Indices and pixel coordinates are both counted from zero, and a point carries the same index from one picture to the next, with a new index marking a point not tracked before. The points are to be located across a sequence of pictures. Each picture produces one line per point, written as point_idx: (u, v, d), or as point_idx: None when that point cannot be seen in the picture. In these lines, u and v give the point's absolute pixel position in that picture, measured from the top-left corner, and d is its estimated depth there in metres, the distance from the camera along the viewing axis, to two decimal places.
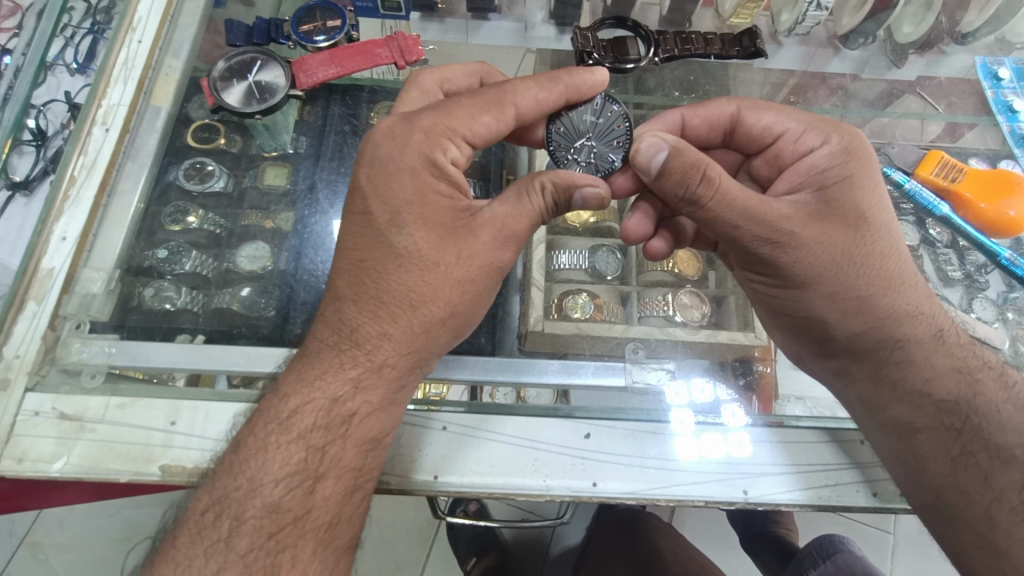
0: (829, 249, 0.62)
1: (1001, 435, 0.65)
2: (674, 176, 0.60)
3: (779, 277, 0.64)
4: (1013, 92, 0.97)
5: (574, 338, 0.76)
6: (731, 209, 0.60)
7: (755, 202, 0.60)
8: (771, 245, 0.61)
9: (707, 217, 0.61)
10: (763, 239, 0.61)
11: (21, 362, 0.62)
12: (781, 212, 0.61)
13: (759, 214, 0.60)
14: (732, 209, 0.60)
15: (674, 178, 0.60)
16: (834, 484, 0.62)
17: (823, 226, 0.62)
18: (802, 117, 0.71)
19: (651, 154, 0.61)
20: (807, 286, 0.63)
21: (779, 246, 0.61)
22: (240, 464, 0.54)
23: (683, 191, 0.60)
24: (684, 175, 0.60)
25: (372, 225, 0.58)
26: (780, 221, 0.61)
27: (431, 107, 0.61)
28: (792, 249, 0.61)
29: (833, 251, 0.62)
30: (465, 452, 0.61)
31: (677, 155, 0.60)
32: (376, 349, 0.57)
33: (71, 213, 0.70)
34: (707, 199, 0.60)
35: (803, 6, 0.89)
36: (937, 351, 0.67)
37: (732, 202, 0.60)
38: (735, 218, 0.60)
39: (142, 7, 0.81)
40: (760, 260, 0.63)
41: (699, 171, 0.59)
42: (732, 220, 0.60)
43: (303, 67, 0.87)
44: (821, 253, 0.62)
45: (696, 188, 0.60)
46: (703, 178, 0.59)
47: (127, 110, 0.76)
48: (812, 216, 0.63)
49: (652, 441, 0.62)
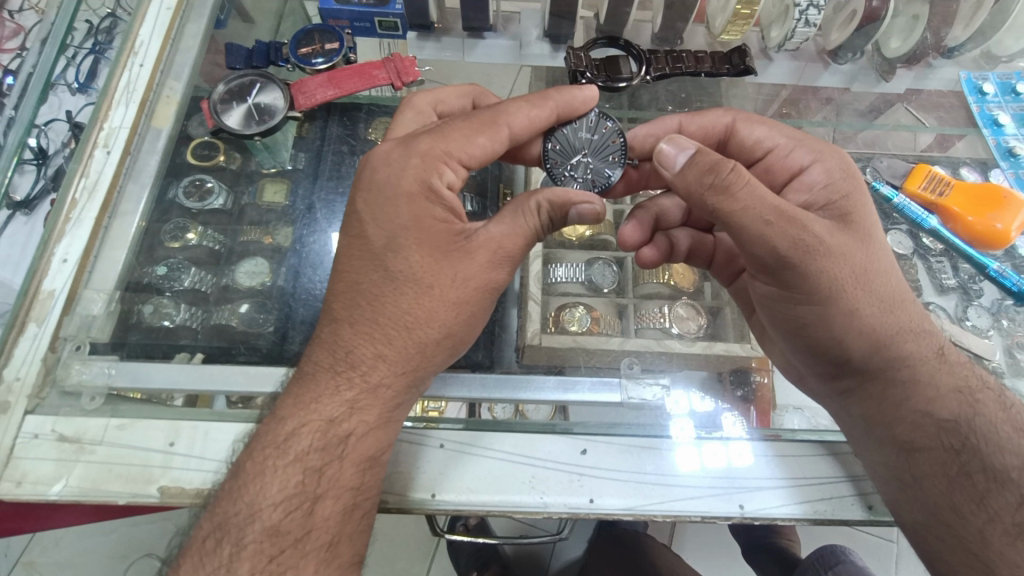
0: (848, 260, 0.61)
1: (999, 457, 0.64)
2: (701, 166, 0.59)
3: (801, 289, 0.62)
4: (998, 106, 1.00)
5: (571, 351, 0.77)
6: (759, 202, 0.58)
7: (783, 202, 0.59)
8: (798, 249, 0.59)
9: (733, 210, 0.58)
10: (792, 241, 0.58)
11: (21, 384, 0.62)
12: (803, 215, 0.60)
13: (788, 213, 0.58)
14: (761, 202, 0.58)
15: (702, 168, 0.59)
16: (830, 498, 0.62)
17: (842, 237, 0.62)
18: (792, 134, 0.72)
19: (675, 153, 0.62)
20: (829, 302, 0.62)
21: (808, 251, 0.59)
22: (240, 489, 0.54)
23: (712, 178, 0.58)
24: (713, 165, 0.59)
25: (369, 249, 0.59)
26: (807, 223, 0.59)
27: (427, 131, 0.62)
28: (818, 256, 0.60)
29: (852, 264, 0.61)
30: (462, 469, 0.61)
31: (703, 152, 0.60)
32: (372, 370, 0.58)
33: (73, 235, 0.70)
34: (737, 190, 0.58)
35: (792, 23, 0.91)
36: (940, 370, 0.67)
37: (761, 196, 0.58)
38: (765, 213, 0.58)
39: (144, 30, 0.83)
40: (786, 266, 0.60)
41: (728, 163, 0.58)
42: (762, 215, 0.57)
43: (301, 88, 0.89)
44: (843, 264, 0.61)
45: (726, 176, 0.58)
46: (733, 169, 0.58)
47: (128, 132, 0.77)
48: (831, 226, 0.63)
49: (649, 456, 0.63)
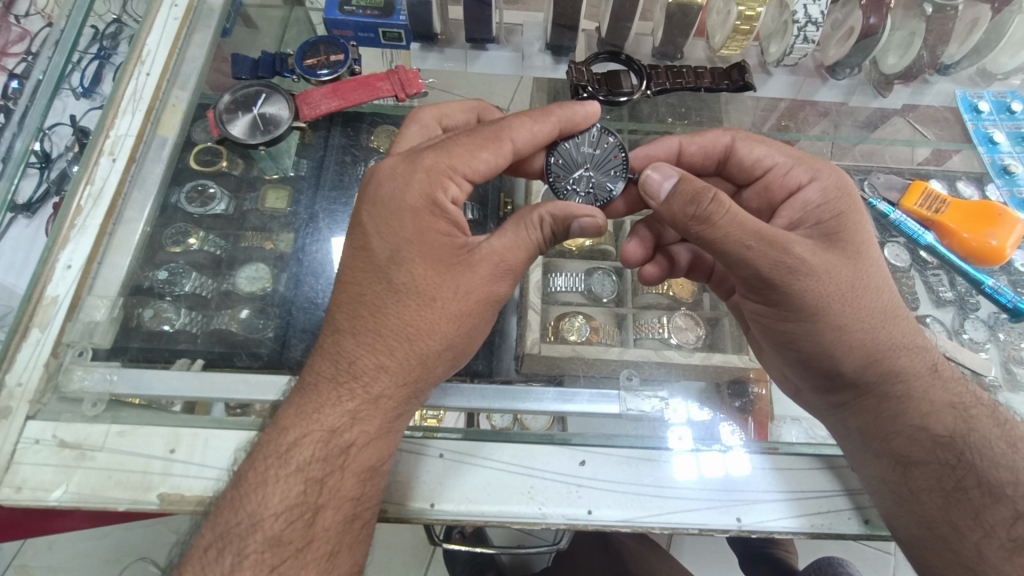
0: (835, 279, 0.62)
1: (994, 472, 0.64)
2: (684, 196, 0.60)
3: (789, 306, 0.63)
4: (993, 124, 1.02)
5: (570, 361, 0.78)
6: (740, 228, 0.58)
7: (766, 225, 0.60)
8: (784, 269, 0.60)
9: (716, 236, 0.59)
10: (775, 263, 0.60)
11: (24, 390, 0.63)
12: (790, 236, 0.61)
13: (770, 237, 0.59)
14: (743, 228, 0.59)
15: (685, 198, 0.60)
16: (828, 512, 0.63)
17: (830, 256, 0.63)
18: (790, 152, 0.73)
19: (660, 180, 0.62)
20: (816, 317, 0.63)
21: (791, 271, 0.60)
22: (241, 499, 0.54)
23: (693, 209, 0.59)
24: (694, 195, 0.59)
25: (372, 261, 0.60)
26: (791, 245, 0.60)
27: (432, 146, 0.62)
28: (803, 276, 0.61)
29: (839, 282, 0.62)
30: (460, 479, 0.61)
31: (685, 180, 0.60)
32: (374, 380, 0.58)
33: (77, 241, 0.71)
34: (718, 218, 0.58)
35: (791, 39, 0.92)
36: (934, 385, 0.68)
37: (742, 222, 0.59)
38: (747, 238, 0.59)
39: (151, 39, 0.84)
40: (771, 285, 0.61)
41: (709, 193, 0.59)
42: (743, 240, 0.59)
43: (306, 100, 0.90)
44: (829, 282, 0.62)
45: (707, 206, 0.58)
46: (713, 199, 0.58)
47: (134, 139, 0.78)
48: (818, 245, 0.63)
49: (647, 468, 0.63)
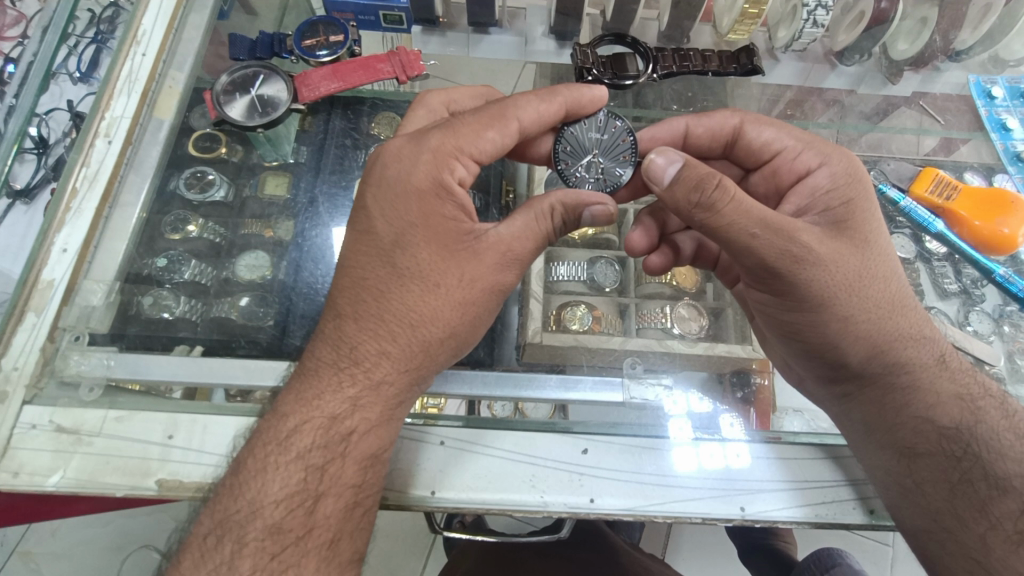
0: (842, 268, 0.61)
1: (1000, 464, 0.63)
2: (688, 183, 0.58)
3: (794, 296, 0.62)
4: (1006, 111, 0.99)
5: (572, 350, 0.77)
6: (745, 216, 0.57)
7: (771, 213, 0.58)
8: (789, 258, 0.59)
9: (720, 225, 0.58)
10: (781, 252, 0.58)
11: (19, 374, 0.62)
12: (797, 224, 0.59)
13: (776, 225, 0.58)
14: (747, 216, 0.57)
15: (689, 185, 0.58)
16: (832, 502, 0.62)
17: (836, 244, 0.61)
18: (800, 135, 0.71)
19: (664, 165, 0.60)
20: (821, 308, 0.62)
21: (797, 261, 0.59)
22: (241, 485, 0.54)
23: (698, 196, 0.58)
24: (699, 182, 0.58)
25: (377, 245, 0.59)
26: (798, 234, 0.59)
27: (438, 126, 0.61)
28: (809, 266, 0.59)
29: (846, 271, 0.61)
30: (462, 466, 0.61)
31: (690, 166, 0.59)
32: (375, 366, 0.57)
33: (73, 225, 0.70)
34: (722, 205, 0.57)
35: (800, 24, 0.90)
36: (940, 376, 0.67)
37: (747, 210, 0.57)
38: (752, 227, 0.57)
39: (147, 20, 0.82)
40: (777, 275, 0.60)
41: (713, 180, 0.57)
42: (748, 228, 0.57)
43: (306, 81, 0.88)
44: (836, 271, 0.60)
45: (711, 193, 0.57)
46: (717, 186, 0.57)
47: (130, 122, 0.77)
48: (825, 234, 0.62)
49: (651, 456, 0.63)
